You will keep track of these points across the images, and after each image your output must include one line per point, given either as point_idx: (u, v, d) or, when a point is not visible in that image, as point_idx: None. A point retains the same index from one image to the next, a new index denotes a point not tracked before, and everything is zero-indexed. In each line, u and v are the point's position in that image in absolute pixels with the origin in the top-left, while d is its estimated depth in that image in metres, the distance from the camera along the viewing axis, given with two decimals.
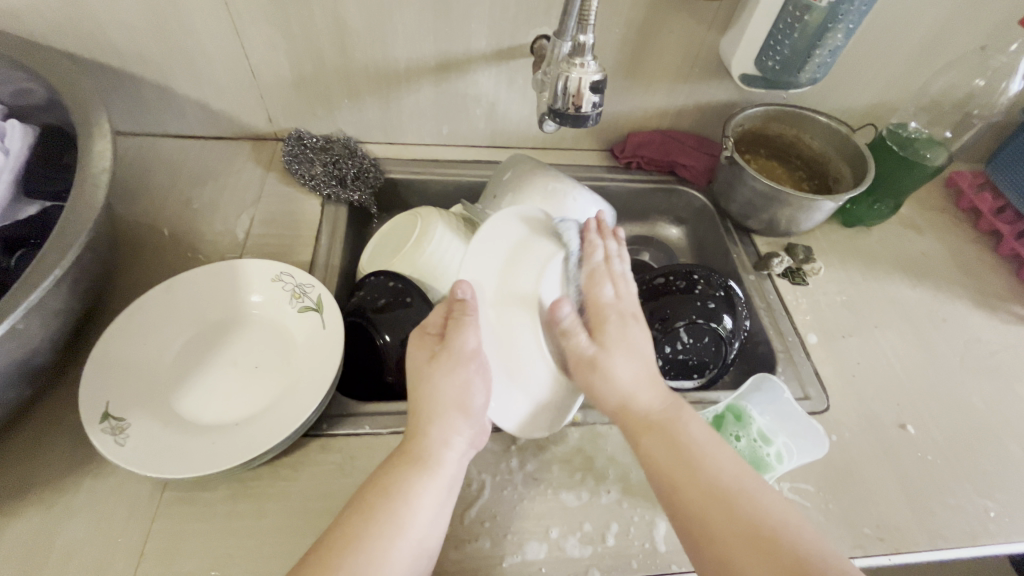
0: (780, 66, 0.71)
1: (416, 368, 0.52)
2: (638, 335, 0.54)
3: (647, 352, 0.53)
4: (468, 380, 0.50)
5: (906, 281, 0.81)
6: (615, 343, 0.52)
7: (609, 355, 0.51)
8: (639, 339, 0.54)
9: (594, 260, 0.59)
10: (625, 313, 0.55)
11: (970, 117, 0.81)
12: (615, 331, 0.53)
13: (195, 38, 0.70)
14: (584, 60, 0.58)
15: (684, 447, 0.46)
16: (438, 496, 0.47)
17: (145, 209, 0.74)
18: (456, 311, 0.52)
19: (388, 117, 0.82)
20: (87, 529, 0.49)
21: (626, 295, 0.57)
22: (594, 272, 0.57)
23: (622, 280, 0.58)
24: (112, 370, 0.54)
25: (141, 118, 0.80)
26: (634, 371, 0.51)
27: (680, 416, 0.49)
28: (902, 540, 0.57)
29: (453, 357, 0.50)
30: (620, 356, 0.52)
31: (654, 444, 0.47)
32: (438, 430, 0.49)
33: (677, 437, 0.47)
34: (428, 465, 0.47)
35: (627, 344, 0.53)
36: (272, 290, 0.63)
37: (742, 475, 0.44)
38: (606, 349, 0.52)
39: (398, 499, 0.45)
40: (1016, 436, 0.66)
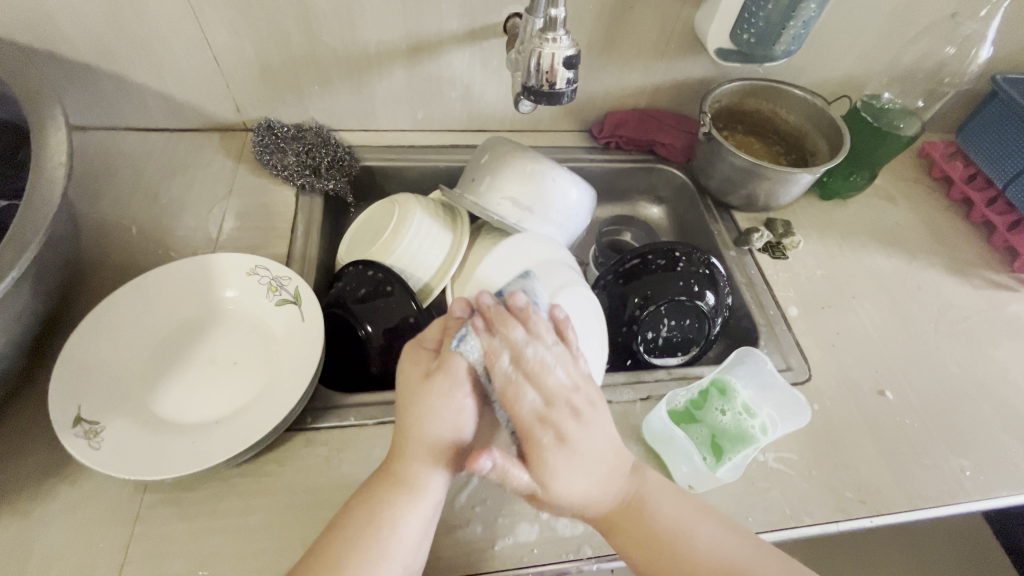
0: (755, 38, 0.71)
1: (406, 380, 0.48)
2: (585, 430, 0.46)
3: (601, 455, 0.46)
4: (463, 405, 0.46)
5: (882, 251, 0.83)
6: (561, 464, 0.44)
7: (559, 464, 0.43)
8: (588, 443, 0.45)
9: (502, 364, 0.46)
10: (564, 416, 0.45)
11: (942, 85, 0.82)
12: (556, 449, 0.44)
13: (152, 24, 0.67)
14: (556, 34, 0.57)
15: (658, 532, 0.47)
16: (424, 522, 0.45)
17: (110, 206, 0.71)
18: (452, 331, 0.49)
19: (361, 103, 0.80)
20: (66, 535, 0.48)
21: (557, 385, 0.47)
22: (529, 338, 0.47)
23: (548, 366, 0.47)
24: (81, 374, 0.51)
25: (99, 111, 0.76)
26: (597, 484, 0.46)
27: (646, 502, 0.48)
28: (882, 502, 0.58)
29: (449, 377, 0.46)
30: (570, 459, 0.44)
31: (619, 536, 0.47)
32: (428, 456, 0.45)
33: (651, 524, 0.47)
34: (412, 489, 0.45)
35: (577, 449, 0.44)
36: (248, 284, 0.61)
37: (722, 548, 0.47)
38: (553, 479, 0.43)
39: (384, 526, 0.43)
40: (988, 397, 0.68)
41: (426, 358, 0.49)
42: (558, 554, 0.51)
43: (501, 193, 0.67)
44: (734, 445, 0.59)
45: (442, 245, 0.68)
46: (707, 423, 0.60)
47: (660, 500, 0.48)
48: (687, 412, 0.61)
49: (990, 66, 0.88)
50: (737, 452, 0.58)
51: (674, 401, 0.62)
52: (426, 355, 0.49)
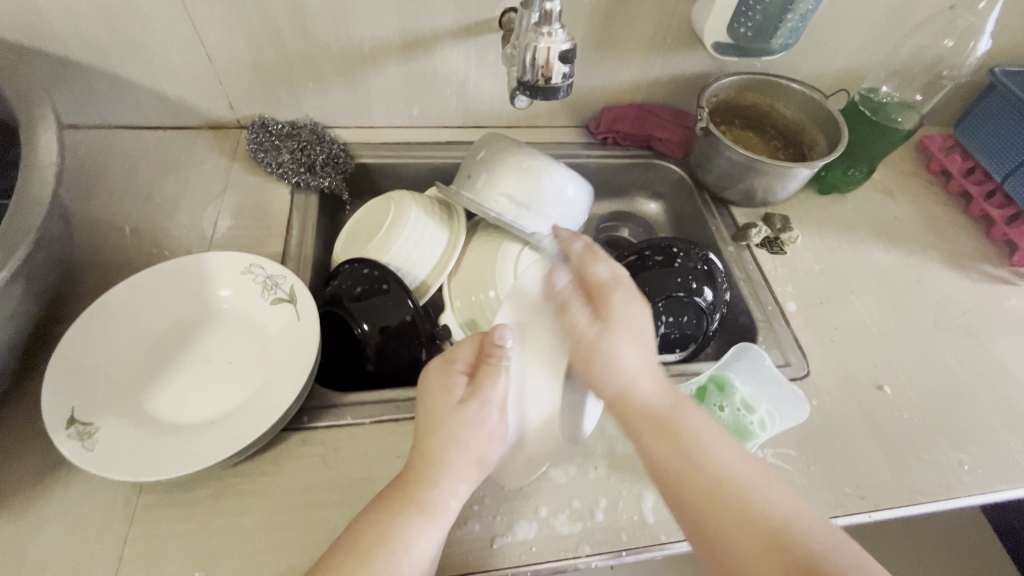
0: (751, 32, 0.71)
1: (436, 399, 0.48)
2: (640, 309, 0.50)
3: (646, 339, 0.49)
4: (492, 435, 0.46)
5: (880, 246, 0.82)
6: (614, 334, 0.48)
7: (611, 336, 0.48)
8: (638, 325, 0.49)
9: (575, 245, 0.55)
10: (624, 292, 0.51)
11: (941, 79, 0.81)
12: (612, 322, 0.49)
13: (143, 20, 0.66)
14: (551, 29, 0.56)
15: (687, 433, 0.44)
16: (433, 550, 0.43)
17: (103, 205, 0.70)
18: (490, 356, 0.48)
19: (355, 100, 0.79)
20: (61, 537, 0.47)
21: (606, 275, 0.53)
22: (597, 244, 0.56)
23: (613, 260, 0.54)
24: (73, 374, 0.51)
25: (91, 109, 0.75)
26: (641, 363, 0.48)
27: (684, 407, 0.46)
28: (881, 497, 0.58)
29: (484, 404, 0.47)
30: (618, 336, 0.48)
31: (654, 435, 0.44)
32: (450, 481, 0.45)
33: (683, 428, 0.44)
34: (429, 513, 0.44)
35: (623, 325, 0.49)
36: (242, 283, 0.61)
37: (747, 470, 0.42)
38: (602, 346, 0.48)
39: (396, 548, 0.42)
40: (987, 390, 0.68)
41: (456, 377, 0.49)
42: (557, 552, 0.51)
43: (497, 190, 0.67)
44: None
45: (438, 242, 0.68)
46: None
47: (694, 413, 0.46)
48: None
49: (989, 59, 0.87)
50: None
51: None
52: (453, 376, 0.49)
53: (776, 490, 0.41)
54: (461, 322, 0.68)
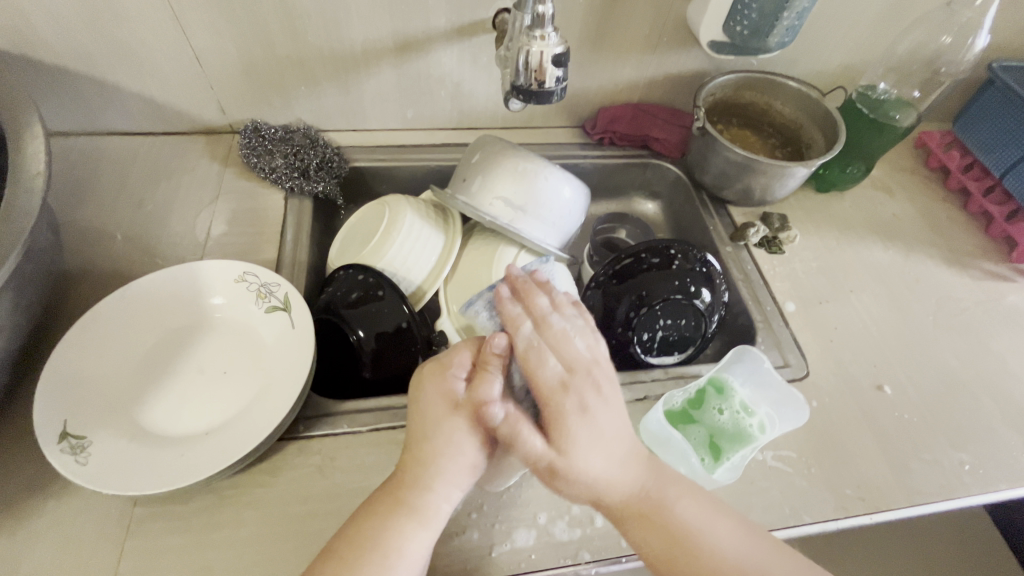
0: (748, 30, 0.70)
1: (432, 402, 0.46)
2: (598, 401, 0.46)
3: (616, 434, 0.45)
4: (487, 441, 0.46)
5: (879, 244, 0.82)
6: (579, 435, 0.44)
7: (577, 429, 0.44)
8: (607, 420, 0.46)
9: (523, 329, 0.48)
10: (586, 385, 0.46)
11: (938, 75, 0.81)
12: (575, 416, 0.45)
13: (131, 25, 0.65)
14: (544, 32, 0.55)
15: (678, 531, 0.45)
16: (425, 553, 0.43)
17: (94, 213, 0.70)
18: (485, 364, 0.47)
19: (349, 103, 0.78)
20: (54, 552, 0.47)
21: (578, 355, 0.48)
22: (547, 309, 0.50)
23: (570, 336, 0.49)
24: (65, 386, 0.50)
25: (81, 116, 0.75)
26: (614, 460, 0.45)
27: (665, 499, 0.46)
28: (882, 499, 0.58)
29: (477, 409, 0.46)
30: (583, 429, 0.44)
31: (641, 531, 0.45)
32: (442, 486, 0.45)
33: (671, 519, 0.45)
34: (419, 516, 0.44)
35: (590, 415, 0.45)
36: (235, 291, 0.60)
37: (743, 550, 0.45)
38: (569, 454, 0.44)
39: (386, 552, 0.42)
40: (987, 389, 0.68)
41: (452, 383, 0.47)
42: (556, 560, 0.51)
43: (492, 193, 0.66)
44: (732, 445, 0.58)
45: (434, 247, 0.67)
46: (704, 423, 0.59)
47: (679, 499, 0.46)
48: (684, 412, 0.60)
49: (987, 54, 0.87)
50: (736, 452, 0.57)
51: (671, 402, 0.61)
52: (449, 381, 0.47)
53: (772, 564, 0.45)
54: (458, 328, 0.67)
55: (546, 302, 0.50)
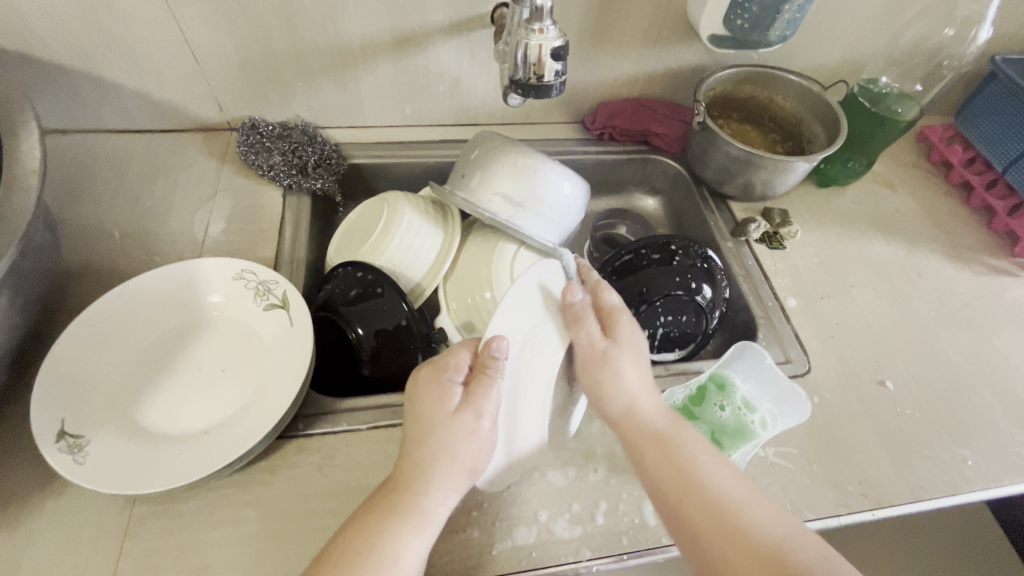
0: (749, 24, 0.69)
1: (429, 405, 0.47)
2: (632, 334, 0.53)
3: (643, 359, 0.52)
4: (485, 444, 0.46)
5: (881, 239, 0.81)
6: (626, 366, 0.51)
7: (620, 357, 0.51)
8: (637, 351, 0.53)
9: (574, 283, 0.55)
10: (622, 321, 0.54)
11: (941, 68, 0.80)
12: (618, 346, 0.52)
13: (126, 21, 0.65)
14: (542, 25, 0.55)
15: (682, 460, 0.46)
16: (422, 556, 0.43)
17: (91, 211, 0.69)
18: (484, 367, 0.47)
19: (347, 99, 0.78)
20: (53, 552, 0.47)
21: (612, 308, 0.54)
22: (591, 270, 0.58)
23: (609, 288, 0.56)
24: (62, 385, 0.50)
25: (77, 113, 0.74)
26: (645, 391, 0.51)
27: (681, 431, 0.49)
28: (884, 494, 0.58)
29: (475, 412, 0.46)
30: (627, 360, 0.51)
31: (677, 475, 0.46)
32: (439, 489, 0.45)
33: (677, 450, 0.47)
34: (416, 520, 0.43)
35: (631, 348, 0.52)
36: (233, 289, 0.60)
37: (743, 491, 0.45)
38: (615, 378, 0.50)
39: (384, 557, 0.41)
40: (990, 384, 0.68)
41: (450, 387, 0.47)
42: (557, 557, 0.50)
43: (491, 189, 0.66)
44: (733, 441, 0.58)
45: (433, 243, 0.67)
46: (705, 419, 0.59)
47: (688, 438, 0.48)
48: (685, 409, 0.60)
49: (990, 47, 0.86)
50: (737, 448, 0.57)
51: (673, 398, 0.61)
52: (445, 385, 0.47)
53: (761, 507, 0.44)
54: (457, 325, 0.67)
55: (595, 272, 0.59)
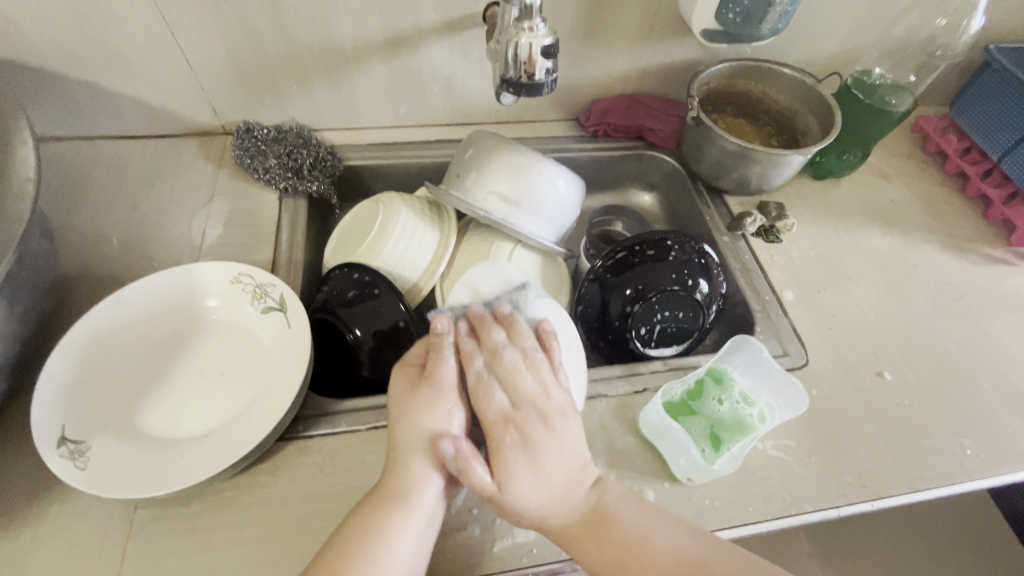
0: (741, 18, 0.69)
1: (412, 413, 0.48)
2: (547, 433, 0.47)
3: (560, 463, 0.47)
4: (451, 411, 0.48)
5: (877, 230, 0.81)
6: (519, 466, 0.45)
7: (518, 456, 0.46)
8: (556, 450, 0.47)
9: (475, 364, 0.50)
10: (533, 418, 0.48)
11: (935, 59, 0.81)
12: (521, 447, 0.46)
13: (119, 28, 0.65)
14: (532, 23, 0.55)
15: (615, 547, 0.44)
16: (415, 532, 0.44)
17: (88, 217, 0.69)
18: (434, 346, 0.51)
19: (341, 102, 0.78)
20: (56, 557, 0.47)
21: (526, 389, 0.49)
22: (501, 343, 0.52)
23: (523, 370, 0.50)
24: (62, 394, 0.50)
25: (72, 119, 0.74)
26: (569, 456, 0.47)
27: (603, 513, 0.46)
28: (883, 485, 0.58)
29: (433, 387, 0.49)
30: (546, 445, 0.46)
31: (580, 540, 0.45)
32: (419, 463, 0.46)
33: (609, 533, 0.45)
34: (402, 498, 0.45)
35: (542, 434, 0.47)
36: (231, 292, 0.60)
37: (680, 548, 0.45)
38: (510, 482, 0.45)
39: (377, 535, 0.43)
40: (987, 373, 0.68)
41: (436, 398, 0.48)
42: (557, 553, 0.50)
43: (486, 188, 0.66)
44: (730, 435, 0.58)
45: (430, 243, 0.67)
46: (705, 414, 0.59)
47: (617, 511, 0.46)
48: (683, 404, 0.60)
49: (983, 36, 0.86)
50: (736, 442, 0.56)
51: (669, 393, 0.61)
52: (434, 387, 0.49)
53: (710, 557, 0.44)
54: None
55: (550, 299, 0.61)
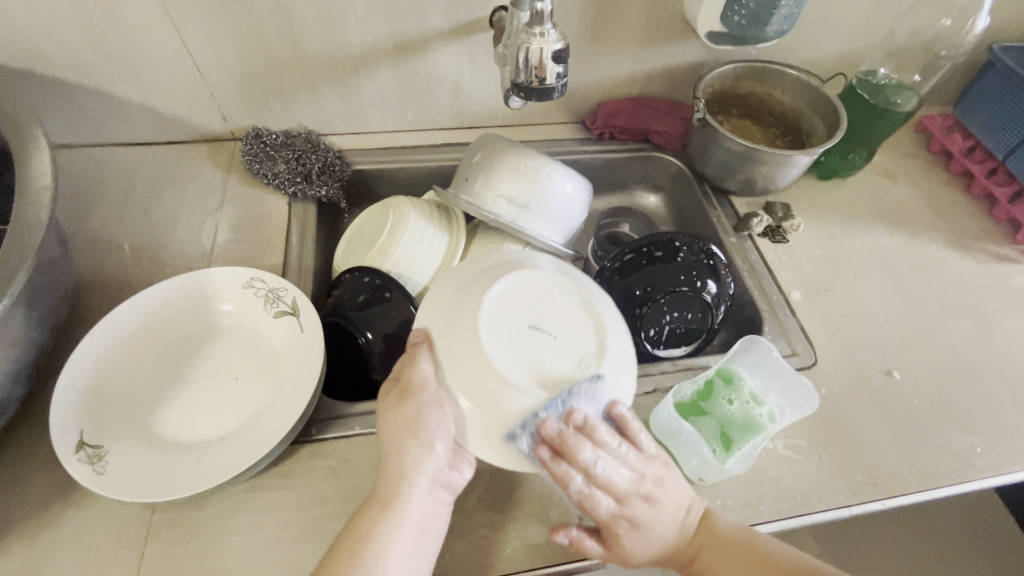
0: (746, 20, 0.69)
1: (392, 422, 0.47)
2: (650, 510, 0.48)
3: (667, 523, 0.49)
4: (423, 414, 0.46)
5: (883, 229, 0.82)
6: (636, 543, 0.48)
7: (633, 538, 0.48)
8: (661, 518, 0.49)
9: (574, 484, 0.46)
10: (637, 504, 0.48)
11: (938, 59, 0.81)
12: (632, 531, 0.48)
13: (131, 36, 0.66)
14: (543, 28, 0.55)
15: (740, 554, 0.48)
16: (405, 533, 0.45)
17: (100, 224, 0.70)
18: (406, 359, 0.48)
19: (349, 107, 0.79)
20: (75, 560, 0.48)
21: (623, 484, 0.47)
22: (593, 458, 0.45)
23: (616, 472, 0.47)
24: (78, 398, 0.51)
25: (82, 126, 0.75)
26: (674, 521, 0.49)
27: (711, 524, 0.50)
28: (894, 483, 0.58)
29: (404, 392, 0.46)
30: (648, 520, 0.48)
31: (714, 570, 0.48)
32: (402, 467, 0.46)
33: (727, 543, 0.49)
34: (390, 502, 0.46)
35: (649, 508, 0.48)
36: (243, 297, 0.61)
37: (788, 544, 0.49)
38: (628, 555, 0.48)
39: (369, 537, 0.45)
40: (996, 370, 0.68)
41: (414, 404, 0.46)
42: (570, 553, 0.51)
43: (495, 192, 0.66)
44: (741, 436, 0.57)
45: (439, 246, 0.68)
46: (715, 414, 0.59)
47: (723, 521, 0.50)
48: (694, 404, 0.60)
49: (987, 35, 0.86)
50: (746, 442, 0.56)
51: (679, 395, 0.60)
52: (404, 394, 0.46)
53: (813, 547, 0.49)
54: None
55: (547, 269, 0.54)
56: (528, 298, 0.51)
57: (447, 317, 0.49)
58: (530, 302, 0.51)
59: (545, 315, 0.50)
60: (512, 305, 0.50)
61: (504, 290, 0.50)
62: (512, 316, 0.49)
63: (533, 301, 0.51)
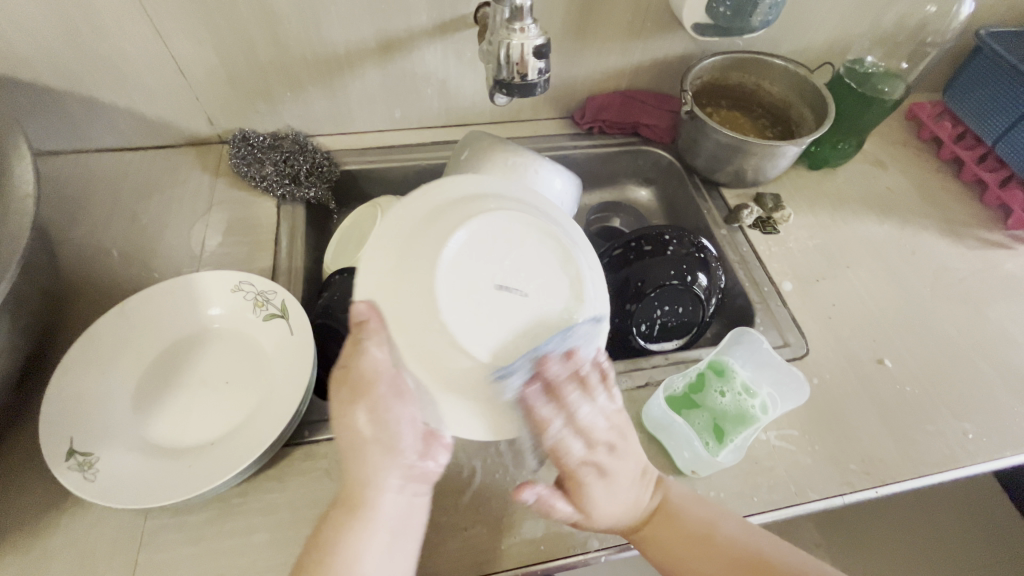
0: (731, 11, 0.68)
1: (348, 421, 0.45)
2: (618, 461, 0.48)
3: (633, 480, 0.49)
4: (383, 408, 0.45)
5: (874, 217, 0.82)
6: (600, 495, 0.47)
7: (599, 489, 0.47)
8: (626, 472, 0.49)
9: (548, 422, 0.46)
10: (603, 453, 0.48)
11: (925, 45, 0.82)
12: (597, 481, 0.48)
13: (113, 41, 0.65)
14: (524, 24, 0.55)
15: (685, 529, 0.48)
16: (380, 538, 0.43)
17: (88, 230, 0.70)
18: (355, 339, 0.45)
19: (336, 107, 0.78)
20: (68, 567, 0.48)
21: (597, 430, 0.48)
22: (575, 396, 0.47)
23: (590, 417, 0.48)
24: (68, 405, 0.51)
25: (68, 134, 0.74)
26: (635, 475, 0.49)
27: (670, 497, 0.50)
28: (887, 471, 0.58)
29: (357, 386, 0.45)
30: (613, 472, 0.48)
31: (654, 540, 0.48)
32: (363, 471, 0.44)
33: (677, 516, 0.49)
34: (358, 509, 0.44)
35: (615, 459, 0.48)
36: (232, 301, 0.60)
37: (743, 532, 0.48)
38: (592, 511, 0.47)
39: (338, 548, 0.42)
40: (987, 356, 0.68)
41: (367, 400, 0.44)
42: (564, 549, 0.51)
43: None
44: (731, 426, 0.58)
45: None
46: (708, 407, 0.60)
47: (683, 499, 0.50)
48: (686, 397, 0.60)
49: (976, 20, 0.86)
50: (738, 433, 0.57)
51: (673, 388, 0.60)
52: (357, 392, 0.45)
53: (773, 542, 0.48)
54: None
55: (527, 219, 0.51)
56: (494, 249, 0.49)
57: (397, 288, 0.47)
58: (497, 256, 0.49)
59: (514, 270, 0.49)
60: (475, 264, 0.48)
61: (464, 245, 0.48)
62: (475, 275, 0.47)
63: (501, 253, 0.49)
